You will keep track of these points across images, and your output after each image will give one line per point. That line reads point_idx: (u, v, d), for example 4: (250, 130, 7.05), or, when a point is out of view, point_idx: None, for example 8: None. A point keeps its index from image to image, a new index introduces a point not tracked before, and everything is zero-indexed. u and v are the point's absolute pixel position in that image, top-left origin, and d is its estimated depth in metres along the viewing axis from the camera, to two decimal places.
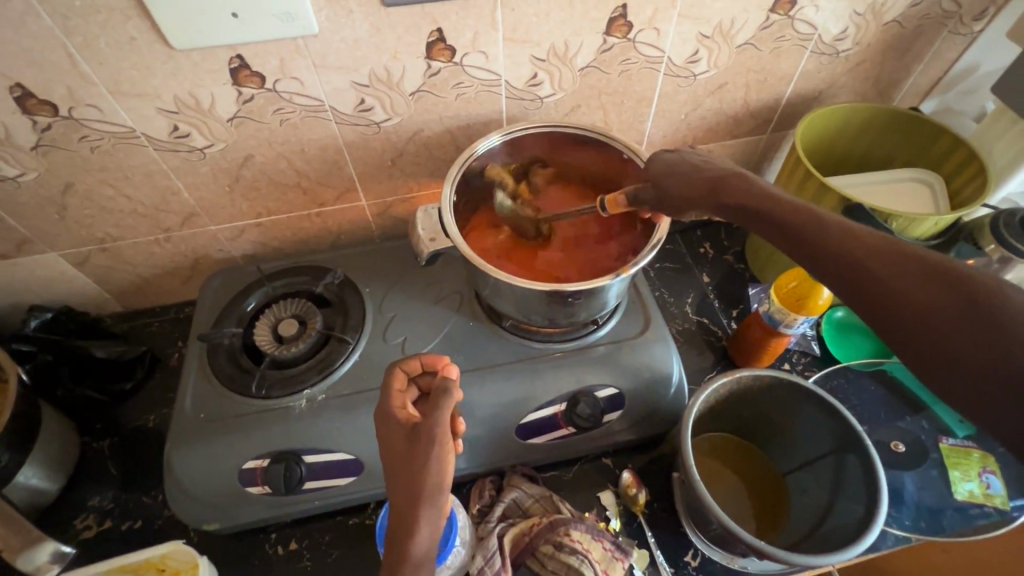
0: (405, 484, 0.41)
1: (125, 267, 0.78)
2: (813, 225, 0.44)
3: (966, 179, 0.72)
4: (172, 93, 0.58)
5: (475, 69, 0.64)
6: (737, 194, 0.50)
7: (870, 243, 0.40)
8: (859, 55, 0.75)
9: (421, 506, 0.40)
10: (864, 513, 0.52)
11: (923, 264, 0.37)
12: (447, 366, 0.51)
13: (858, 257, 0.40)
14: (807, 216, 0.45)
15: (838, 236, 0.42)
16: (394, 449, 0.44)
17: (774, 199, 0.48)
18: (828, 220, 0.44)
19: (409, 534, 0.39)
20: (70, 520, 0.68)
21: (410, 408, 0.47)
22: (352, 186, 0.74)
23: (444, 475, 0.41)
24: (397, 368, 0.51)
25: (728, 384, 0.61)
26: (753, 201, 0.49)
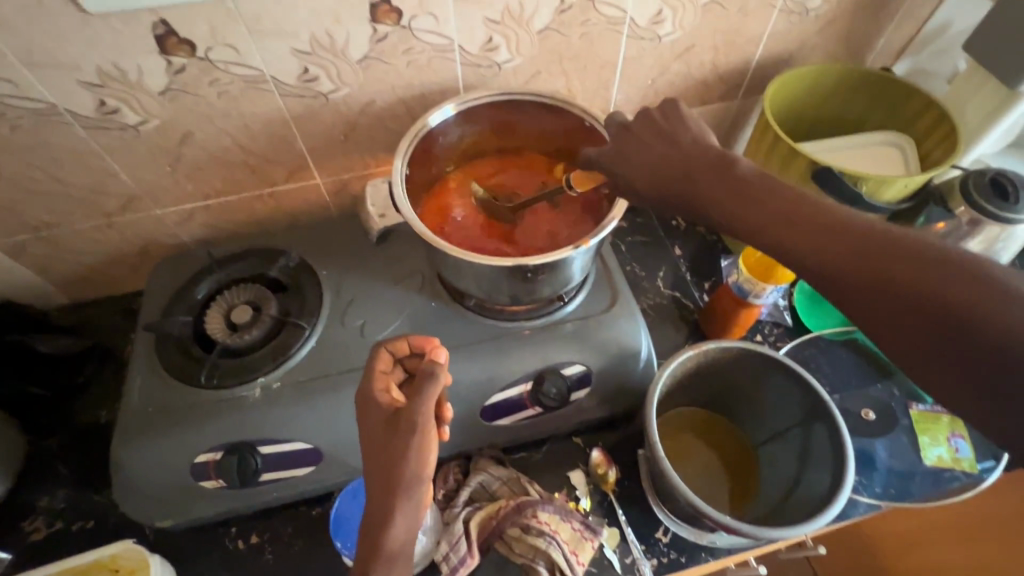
0: (385, 472, 0.42)
1: (67, 256, 0.73)
2: (781, 221, 0.42)
3: (938, 140, 0.71)
4: (94, 64, 0.54)
5: (426, 33, 0.60)
6: (700, 187, 0.47)
7: (838, 244, 0.38)
8: (829, 14, 0.72)
9: (397, 498, 0.42)
10: (831, 484, 0.52)
11: (889, 268, 0.36)
12: (434, 348, 0.49)
13: (825, 264, 0.39)
14: (776, 207, 0.43)
15: (806, 236, 0.40)
16: (375, 434, 0.44)
17: (738, 189, 0.45)
18: (798, 211, 0.41)
19: (383, 522, 0.41)
20: (18, 522, 0.65)
21: (395, 392, 0.46)
22: (304, 163, 0.70)
23: (424, 467, 0.42)
24: (384, 348, 0.49)
25: (694, 358, 0.60)
26: (715, 196, 0.46)
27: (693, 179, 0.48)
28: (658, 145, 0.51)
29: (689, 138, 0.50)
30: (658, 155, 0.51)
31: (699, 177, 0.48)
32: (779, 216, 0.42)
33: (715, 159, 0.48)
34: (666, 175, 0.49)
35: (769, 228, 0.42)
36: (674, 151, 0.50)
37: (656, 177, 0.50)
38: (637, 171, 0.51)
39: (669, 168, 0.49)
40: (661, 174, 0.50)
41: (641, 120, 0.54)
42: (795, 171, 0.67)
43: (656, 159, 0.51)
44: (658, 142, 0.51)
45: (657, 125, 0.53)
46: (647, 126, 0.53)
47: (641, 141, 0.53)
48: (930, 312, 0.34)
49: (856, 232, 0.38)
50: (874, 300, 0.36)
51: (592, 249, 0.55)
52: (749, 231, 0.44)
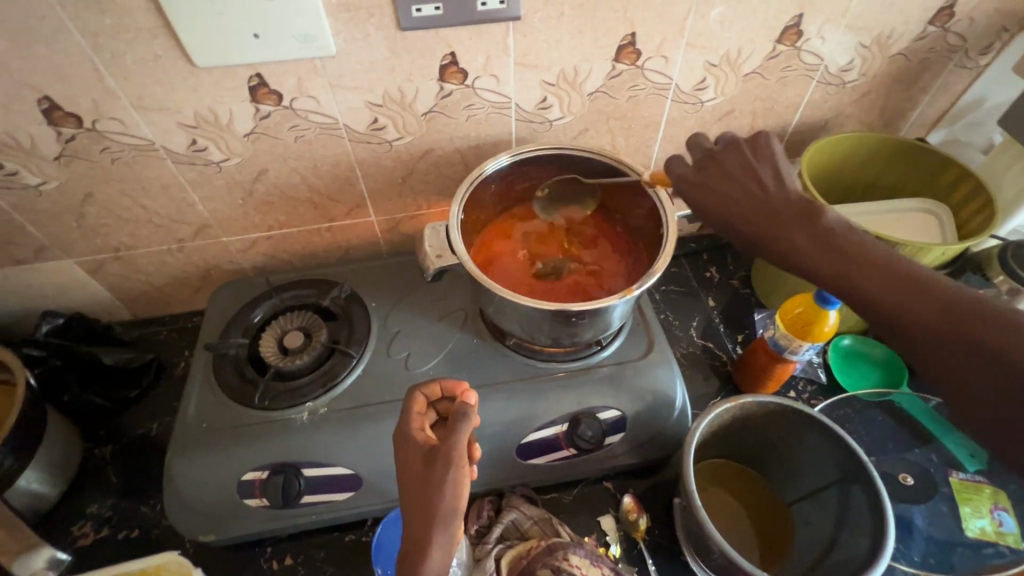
0: (422, 504, 0.41)
1: (137, 275, 0.79)
2: (868, 271, 0.44)
3: (974, 212, 0.72)
4: (193, 108, 0.60)
5: (487, 91, 0.65)
6: (782, 226, 0.50)
7: (928, 305, 0.40)
8: (865, 86, 0.76)
9: (434, 529, 0.40)
10: (870, 545, 0.51)
11: (975, 330, 0.38)
12: (467, 391, 0.49)
13: (914, 318, 0.40)
14: (862, 257, 0.45)
15: (894, 290, 0.42)
16: (412, 470, 0.43)
17: (822, 236, 0.47)
18: (889, 268, 0.43)
19: (422, 555, 0.40)
20: (68, 527, 0.67)
21: (429, 432, 0.47)
22: (362, 203, 0.76)
23: (460, 499, 0.41)
24: (418, 391, 0.50)
25: (731, 410, 0.60)
26: (796, 237, 0.48)
27: (777, 218, 0.50)
28: (743, 183, 0.54)
29: (778, 182, 0.52)
30: (741, 192, 0.53)
31: (782, 219, 0.50)
32: (865, 266, 0.44)
33: (801, 206, 0.50)
34: (753, 215, 0.52)
35: (855, 276, 0.44)
36: (757, 189, 0.53)
37: (738, 213, 0.52)
38: (717, 202, 0.54)
39: (749, 204, 0.52)
40: (744, 213, 0.52)
41: (723, 148, 0.57)
42: None
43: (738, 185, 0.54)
44: (744, 178, 0.54)
45: (739, 155, 0.55)
46: (733, 158, 0.56)
47: (723, 169, 0.55)
48: (1014, 376, 0.35)
49: (942, 291, 0.40)
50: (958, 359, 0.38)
51: (633, 299, 0.58)
52: (836, 276, 0.45)
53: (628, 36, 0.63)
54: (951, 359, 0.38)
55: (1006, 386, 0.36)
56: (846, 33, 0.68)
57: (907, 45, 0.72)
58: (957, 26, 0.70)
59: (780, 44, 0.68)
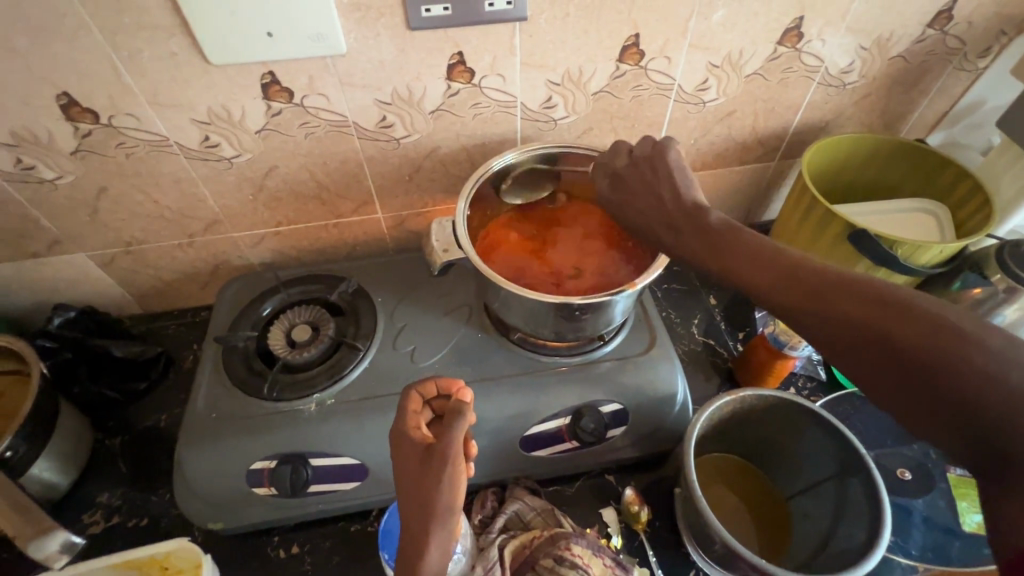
0: (419, 504, 0.42)
1: (147, 269, 0.80)
2: (773, 286, 0.44)
3: (972, 211, 0.73)
4: (206, 105, 0.61)
5: (493, 90, 0.67)
6: (678, 235, 0.53)
7: (799, 290, 0.42)
8: (865, 88, 0.77)
9: (431, 528, 0.41)
10: (867, 535, 0.52)
11: (883, 334, 0.37)
12: (462, 390, 0.49)
13: (792, 305, 0.43)
14: (742, 255, 0.47)
15: (769, 283, 0.44)
16: (408, 470, 0.44)
17: (711, 240, 0.50)
18: (768, 259, 0.46)
19: (419, 554, 0.41)
20: (79, 515, 0.69)
21: (425, 430, 0.47)
22: (369, 200, 0.77)
23: (456, 499, 0.42)
24: (414, 389, 0.50)
25: (730, 403, 0.62)
26: (692, 245, 0.52)
27: (674, 227, 0.54)
28: (645, 196, 0.57)
29: (671, 189, 0.55)
30: (646, 204, 0.57)
31: (677, 228, 0.53)
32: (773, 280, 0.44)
33: (692, 212, 0.53)
34: (656, 225, 0.55)
35: (740, 274, 0.47)
36: (656, 199, 0.56)
37: (648, 224, 0.56)
38: (632, 215, 0.58)
39: (652, 215, 0.56)
40: (650, 226, 0.56)
41: (628, 161, 0.60)
42: (832, 230, 0.71)
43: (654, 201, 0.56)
44: (645, 190, 0.57)
45: (640, 167, 0.59)
46: (634, 172, 0.59)
47: (629, 182, 0.59)
48: (878, 347, 0.37)
49: (806, 275, 0.43)
50: (834, 341, 0.40)
51: (636, 293, 0.59)
52: (727, 277, 0.48)
53: (631, 37, 0.64)
54: (827, 339, 0.40)
55: (877, 356, 0.37)
56: (846, 36, 0.69)
57: (906, 48, 0.73)
58: (955, 29, 0.72)
59: (781, 45, 0.69)
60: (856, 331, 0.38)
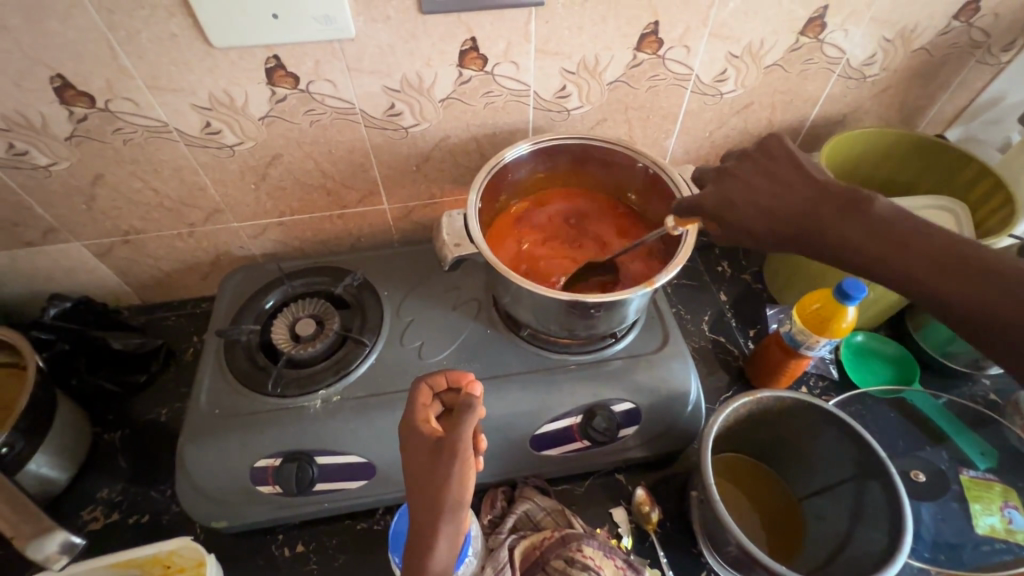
0: (425, 496, 0.40)
1: (146, 259, 0.78)
2: (966, 288, 0.41)
3: (992, 209, 0.72)
4: (208, 90, 0.59)
5: (506, 78, 0.64)
6: (834, 228, 0.45)
7: (1004, 294, 0.39)
8: (885, 81, 0.75)
9: (439, 524, 0.39)
10: (887, 541, 0.51)
11: None
12: (471, 383, 0.48)
13: (1007, 317, 0.39)
14: (929, 252, 0.43)
15: (976, 297, 0.40)
16: (416, 462, 0.42)
17: (889, 236, 0.44)
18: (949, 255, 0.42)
19: (427, 547, 0.39)
20: (77, 511, 0.67)
21: (434, 424, 0.45)
22: (375, 190, 0.75)
23: (464, 492, 0.40)
24: (423, 382, 0.48)
25: (748, 404, 0.60)
26: (856, 239, 0.44)
27: (828, 222, 0.45)
28: (777, 188, 0.48)
29: (806, 178, 0.48)
30: (775, 196, 0.48)
31: (835, 222, 0.45)
32: (963, 282, 0.41)
33: (850, 200, 0.45)
34: (795, 221, 0.47)
35: (921, 277, 0.42)
36: (800, 189, 0.48)
37: (781, 227, 0.47)
38: (761, 213, 0.48)
39: (792, 207, 0.47)
40: (789, 222, 0.47)
41: (740, 160, 0.52)
42: None
43: (779, 195, 0.48)
44: (768, 179, 0.49)
45: (762, 163, 0.50)
46: (751, 166, 0.51)
47: (751, 180, 0.50)
48: None
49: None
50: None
51: (653, 291, 0.57)
52: (910, 281, 0.43)
53: (651, 24, 0.62)
54: None
55: None
56: (870, 26, 0.67)
57: (931, 40, 0.71)
58: (981, 22, 0.70)
59: (803, 35, 0.67)
60: None
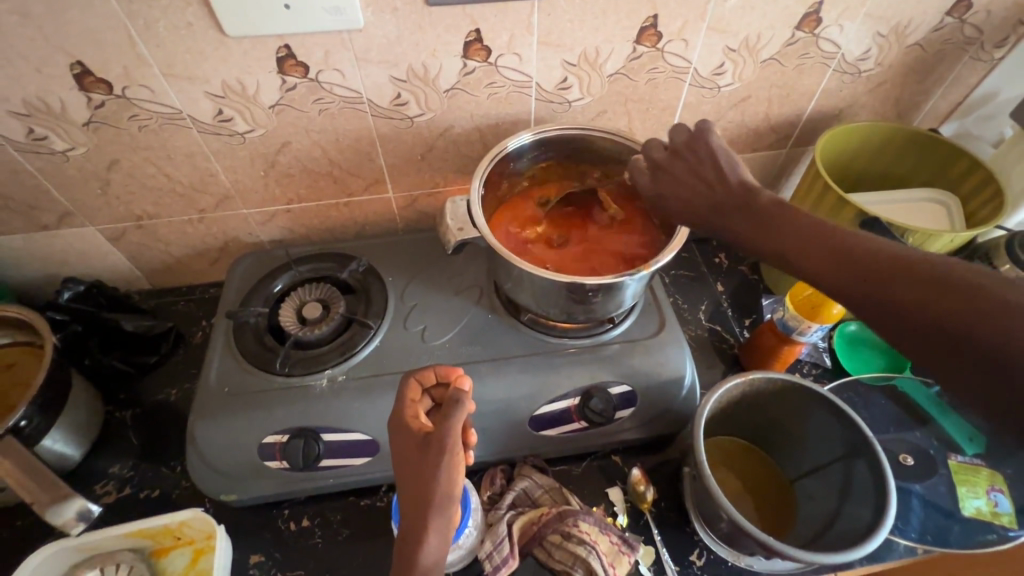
0: (413, 490, 0.43)
1: (157, 245, 0.80)
2: (818, 259, 0.44)
3: (982, 201, 0.74)
4: (221, 78, 0.61)
5: (509, 69, 0.66)
6: (730, 220, 0.51)
7: (843, 268, 0.42)
8: (880, 76, 0.77)
9: (430, 516, 0.42)
10: (872, 516, 0.53)
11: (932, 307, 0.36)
12: (459, 377, 0.51)
13: (845, 281, 0.41)
14: (792, 238, 0.46)
15: (823, 266, 0.43)
16: (404, 460, 0.45)
17: (769, 226, 0.48)
18: (818, 238, 0.45)
19: (417, 543, 0.42)
20: (90, 485, 0.70)
21: (423, 419, 0.48)
22: (381, 178, 0.77)
23: (454, 484, 0.43)
24: (412, 378, 0.51)
25: (740, 385, 0.62)
26: (743, 230, 0.50)
27: (721, 216, 0.52)
28: (691, 182, 0.54)
29: (717, 171, 0.53)
30: (688, 190, 0.54)
31: (726, 216, 0.51)
32: (816, 254, 0.44)
33: (740, 195, 0.51)
34: (702, 213, 0.53)
35: (786, 253, 0.46)
36: (707, 183, 0.54)
37: (690, 219, 0.54)
38: (677, 206, 0.55)
39: (698, 201, 0.54)
40: (695, 215, 0.54)
41: (669, 152, 0.57)
42: (843, 216, 0.71)
43: (688, 187, 0.54)
44: (688, 172, 0.55)
45: (687, 155, 0.55)
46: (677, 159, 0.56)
47: (673, 172, 0.56)
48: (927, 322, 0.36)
49: (864, 254, 0.41)
50: (888, 324, 0.39)
51: (650, 275, 0.59)
52: (787, 262, 0.46)
53: (650, 18, 0.64)
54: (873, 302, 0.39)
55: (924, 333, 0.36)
56: (864, 22, 0.69)
57: (924, 36, 0.72)
58: (974, 18, 0.71)
59: (799, 30, 0.68)
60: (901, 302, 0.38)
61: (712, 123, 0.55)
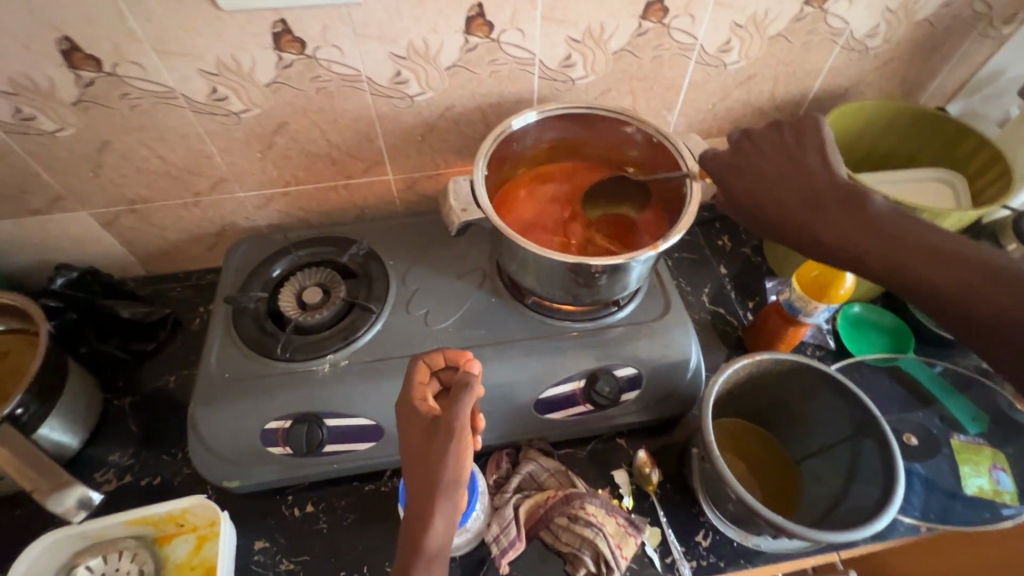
0: (421, 474, 0.42)
1: (152, 229, 0.78)
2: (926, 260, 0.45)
3: (991, 180, 0.73)
4: (216, 55, 0.59)
5: (512, 46, 0.65)
6: (823, 208, 0.51)
7: (958, 274, 0.44)
8: (887, 54, 0.76)
9: (437, 500, 0.41)
10: (880, 495, 0.53)
11: None
12: (469, 362, 0.50)
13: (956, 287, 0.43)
14: (907, 241, 0.46)
15: (932, 270, 0.45)
16: (412, 441, 0.44)
17: (868, 219, 0.49)
18: (925, 241, 0.46)
19: (423, 525, 0.41)
20: (90, 474, 0.69)
21: (431, 402, 0.47)
22: (380, 159, 0.75)
23: (462, 469, 0.42)
24: (421, 361, 0.50)
25: (747, 366, 0.62)
26: (836, 220, 0.50)
27: (820, 205, 0.51)
28: (787, 168, 0.55)
29: (818, 161, 0.54)
30: (781, 176, 0.54)
31: (824, 207, 0.51)
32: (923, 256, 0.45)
33: (842, 189, 0.51)
34: (790, 199, 0.53)
35: (887, 250, 0.47)
36: (803, 173, 0.54)
37: (773, 202, 0.54)
38: (764, 189, 0.55)
39: (789, 188, 0.53)
40: (783, 199, 0.53)
41: (767, 136, 0.58)
42: None
43: (781, 175, 0.54)
44: (784, 159, 0.55)
45: (784, 144, 0.56)
46: (774, 145, 0.57)
47: (767, 157, 0.56)
48: None
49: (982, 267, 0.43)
50: (1020, 333, 0.40)
51: (658, 256, 0.58)
52: (886, 258, 0.47)
53: None
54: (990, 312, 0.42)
55: None
56: None
57: (934, 11, 0.71)
58: None
59: (808, 5, 0.67)
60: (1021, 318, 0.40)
61: (820, 121, 0.57)
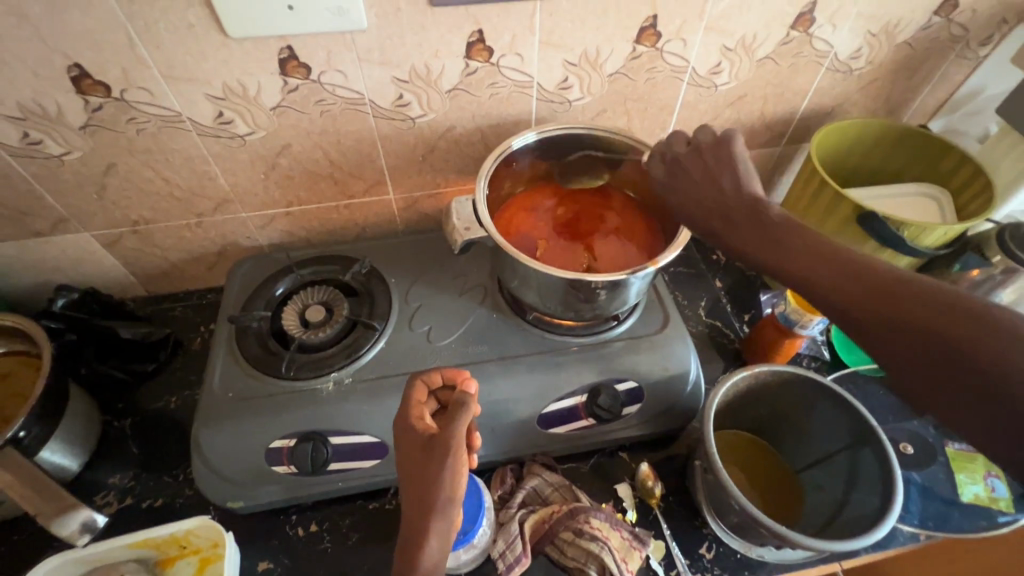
0: (416, 493, 0.43)
1: (154, 250, 0.79)
2: (823, 271, 0.45)
3: (973, 194, 0.76)
4: (222, 79, 0.60)
5: (510, 70, 0.67)
6: (739, 228, 0.53)
7: (857, 282, 0.43)
8: (870, 74, 0.79)
9: (432, 518, 0.42)
10: (880, 503, 0.54)
11: (925, 330, 0.38)
12: (466, 380, 0.50)
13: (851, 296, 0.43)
14: (806, 254, 0.47)
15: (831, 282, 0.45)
16: (410, 460, 0.45)
17: (771, 237, 0.50)
18: (822, 253, 0.46)
19: (419, 545, 0.41)
20: (89, 497, 0.68)
21: (428, 420, 0.48)
22: (382, 179, 0.76)
23: (457, 487, 0.43)
24: (418, 379, 0.51)
25: (747, 379, 0.63)
26: (745, 240, 0.52)
27: (733, 224, 0.54)
28: (705, 186, 0.57)
29: (732, 179, 0.56)
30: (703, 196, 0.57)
31: (739, 227, 0.53)
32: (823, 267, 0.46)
33: (755, 208, 0.53)
34: (712, 221, 0.56)
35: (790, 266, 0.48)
36: (720, 194, 0.56)
37: (703, 223, 0.56)
38: (692, 208, 0.58)
39: (709, 208, 0.56)
40: (709, 218, 0.56)
41: (690, 151, 0.60)
42: (840, 211, 0.72)
43: (703, 195, 0.57)
44: (703, 177, 0.58)
45: (706, 159, 0.58)
46: (697, 162, 0.59)
47: (691, 174, 0.59)
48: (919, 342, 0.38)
49: (877, 273, 0.43)
50: (905, 337, 0.39)
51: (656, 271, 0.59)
52: (792, 273, 0.48)
53: (650, 18, 0.64)
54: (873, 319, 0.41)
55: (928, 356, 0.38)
56: (857, 20, 0.71)
57: (913, 34, 0.74)
58: (959, 17, 0.73)
59: (794, 30, 0.70)
60: (896, 324, 0.40)
61: (734, 135, 0.58)
